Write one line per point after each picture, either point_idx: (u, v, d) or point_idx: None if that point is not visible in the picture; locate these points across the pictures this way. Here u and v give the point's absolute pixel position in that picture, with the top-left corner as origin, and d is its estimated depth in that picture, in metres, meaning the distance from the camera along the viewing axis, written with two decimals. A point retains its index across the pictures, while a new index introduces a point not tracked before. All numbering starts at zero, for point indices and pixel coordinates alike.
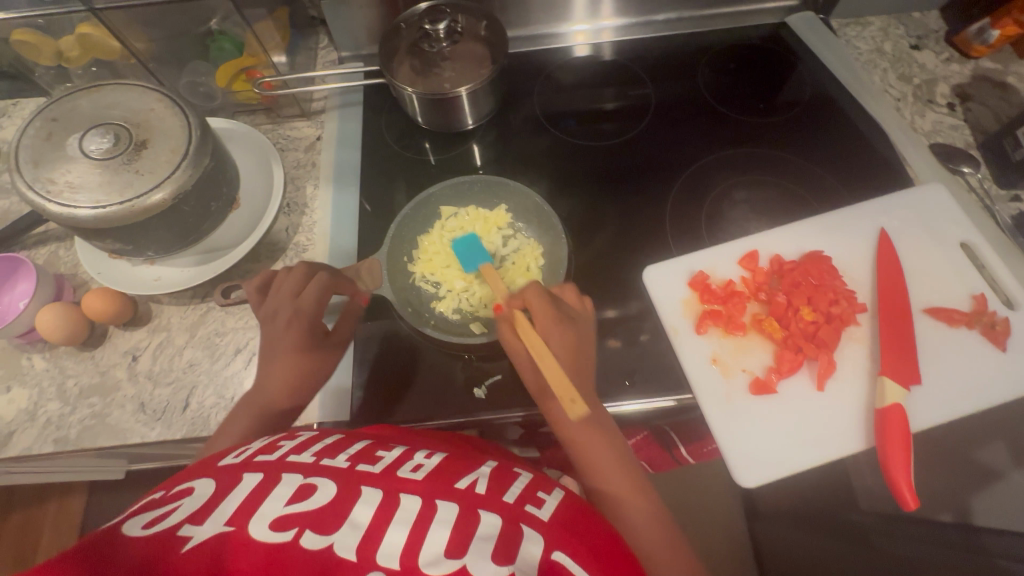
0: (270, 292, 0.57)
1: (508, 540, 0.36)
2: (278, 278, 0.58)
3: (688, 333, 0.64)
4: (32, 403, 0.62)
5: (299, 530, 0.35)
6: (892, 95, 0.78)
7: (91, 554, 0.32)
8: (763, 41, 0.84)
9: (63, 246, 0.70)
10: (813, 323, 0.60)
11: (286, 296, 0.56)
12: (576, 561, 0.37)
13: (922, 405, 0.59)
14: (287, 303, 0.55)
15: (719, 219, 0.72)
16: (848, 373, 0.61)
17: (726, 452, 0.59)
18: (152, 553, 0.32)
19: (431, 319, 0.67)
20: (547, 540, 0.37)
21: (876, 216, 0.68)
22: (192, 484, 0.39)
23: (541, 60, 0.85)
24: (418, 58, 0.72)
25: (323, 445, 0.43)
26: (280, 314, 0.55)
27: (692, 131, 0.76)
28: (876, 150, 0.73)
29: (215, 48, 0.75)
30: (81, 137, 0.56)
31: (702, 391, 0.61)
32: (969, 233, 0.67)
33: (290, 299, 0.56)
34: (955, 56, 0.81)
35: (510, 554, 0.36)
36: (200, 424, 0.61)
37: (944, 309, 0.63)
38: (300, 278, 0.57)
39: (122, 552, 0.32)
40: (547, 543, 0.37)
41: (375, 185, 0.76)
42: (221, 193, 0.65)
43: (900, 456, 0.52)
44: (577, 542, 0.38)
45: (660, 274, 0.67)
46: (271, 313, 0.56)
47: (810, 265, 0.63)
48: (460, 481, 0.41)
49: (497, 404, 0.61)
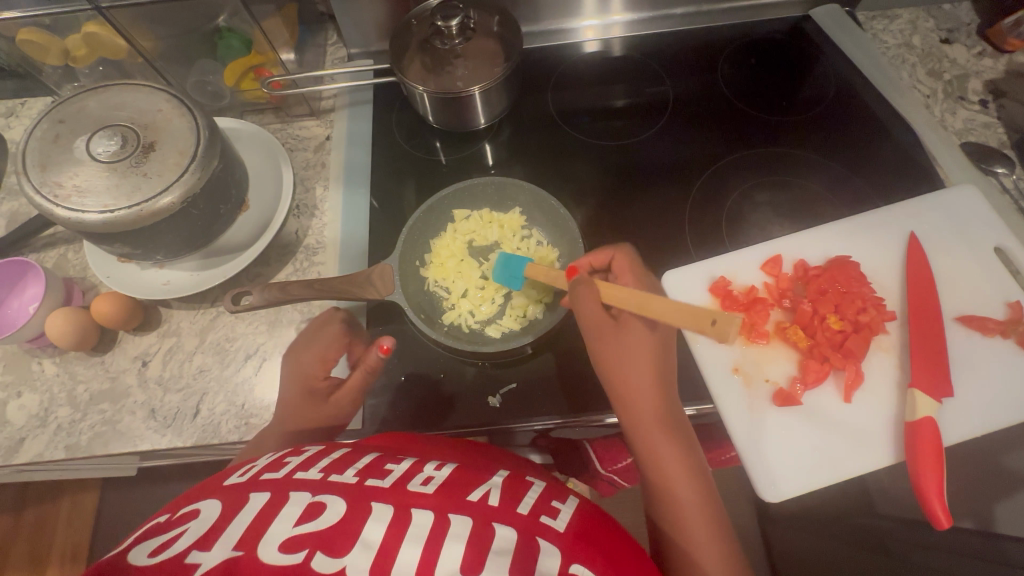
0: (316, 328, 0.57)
1: (525, 552, 0.35)
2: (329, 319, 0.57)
3: (708, 341, 0.62)
4: (42, 409, 0.61)
5: (309, 552, 0.34)
6: (921, 92, 0.75)
7: None
8: (785, 35, 0.81)
9: (72, 249, 0.70)
10: (841, 332, 0.58)
11: (307, 339, 0.56)
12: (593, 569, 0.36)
13: (952, 417, 0.57)
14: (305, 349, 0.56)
15: (740, 222, 0.69)
16: (876, 384, 0.59)
17: (746, 452, 0.57)
18: None
19: (445, 325, 0.66)
20: (564, 551, 0.36)
21: (906, 219, 0.66)
22: (199, 505, 0.38)
23: (555, 57, 0.83)
24: (429, 56, 0.70)
25: (330, 460, 0.42)
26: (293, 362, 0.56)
27: (713, 129, 0.74)
28: (904, 150, 0.71)
29: (223, 45, 0.73)
30: (87, 140, 0.54)
31: (722, 402, 0.59)
32: (1003, 237, 0.64)
33: (306, 342, 0.56)
34: (988, 50, 0.77)
35: (529, 565, 0.34)
36: (210, 432, 0.60)
37: (977, 317, 0.60)
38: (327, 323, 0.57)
39: None
40: (565, 554, 0.36)
41: (386, 186, 0.75)
42: (230, 196, 0.64)
43: (933, 473, 0.50)
44: (595, 554, 0.37)
45: (679, 279, 0.65)
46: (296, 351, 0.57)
47: (836, 271, 0.61)
48: (471, 493, 0.39)
49: (512, 412, 0.60)
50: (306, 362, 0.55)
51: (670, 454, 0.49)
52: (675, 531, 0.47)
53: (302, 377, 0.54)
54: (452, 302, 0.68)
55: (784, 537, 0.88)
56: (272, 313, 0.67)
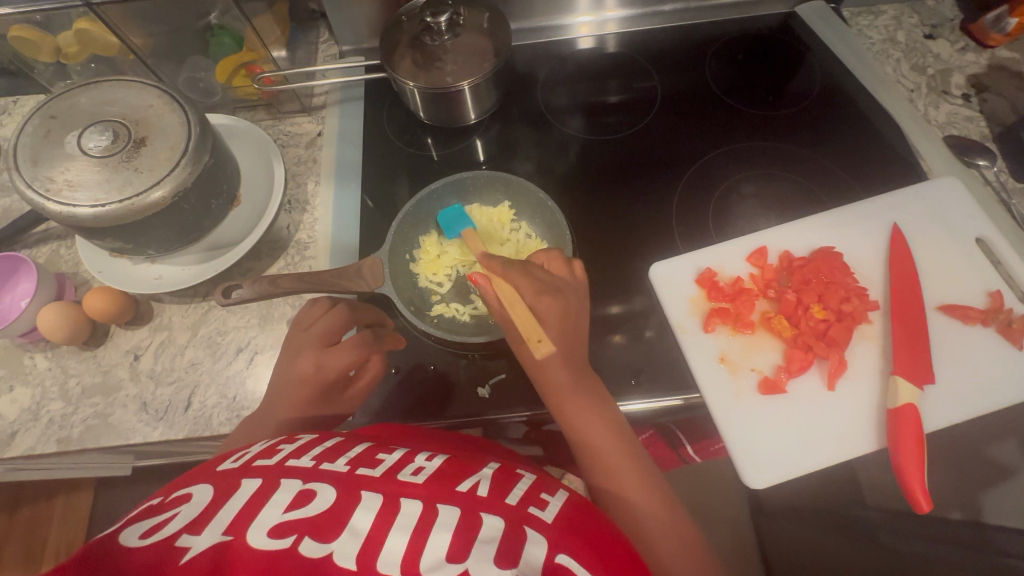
0: (310, 329, 0.57)
1: (511, 542, 0.36)
2: (320, 321, 0.57)
3: (694, 332, 0.63)
4: (34, 402, 0.61)
5: (297, 537, 0.34)
6: (905, 86, 0.76)
7: (89, 563, 0.31)
8: (772, 31, 0.82)
9: (64, 245, 0.70)
10: (824, 321, 0.59)
11: (314, 341, 0.55)
12: (579, 561, 0.36)
13: (935, 406, 0.58)
14: (314, 350, 0.55)
15: (727, 215, 0.70)
16: (860, 373, 0.60)
17: (730, 445, 0.58)
18: (148, 565, 0.31)
19: (434, 318, 0.67)
20: (551, 542, 0.36)
21: (889, 211, 0.67)
22: (190, 490, 0.38)
23: (544, 53, 0.83)
24: (419, 52, 0.71)
25: (323, 449, 0.42)
26: (301, 359, 0.55)
27: (700, 124, 0.75)
28: (887, 144, 0.72)
29: (215, 43, 0.74)
30: (79, 135, 0.55)
31: (709, 390, 0.60)
32: (984, 229, 0.65)
33: (319, 346, 0.55)
34: (971, 45, 0.78)
35: (515, 556, 0.35)
36: (202, 424, 0.60)
37: (957, 307, 0.61)
38: (333, 323, 0.57)
39: (119, 561, 0.32)
40: (551, 543, 0.36)
41: (377, 181, 0.76)
42: (222, 191, 0.64)
43: (914, 462, 0.51)
44: (582, 545, 0.37)
45: (667, 270, 0.66)
46: (291, 354, 0.56)
47: (821, 262, 0.63)
48: (461, 484, 0.40)
49: (502, 402, 0.61)
50: (324, 365, 0.54)
51: (591, 420, 0.52)
52: (609, 490, 0.50)
53: (319, 379, 0.54)
54: (443, 297, 0.69)
55: (773, 531, 0.88)
56: (264, 306, 0.67)
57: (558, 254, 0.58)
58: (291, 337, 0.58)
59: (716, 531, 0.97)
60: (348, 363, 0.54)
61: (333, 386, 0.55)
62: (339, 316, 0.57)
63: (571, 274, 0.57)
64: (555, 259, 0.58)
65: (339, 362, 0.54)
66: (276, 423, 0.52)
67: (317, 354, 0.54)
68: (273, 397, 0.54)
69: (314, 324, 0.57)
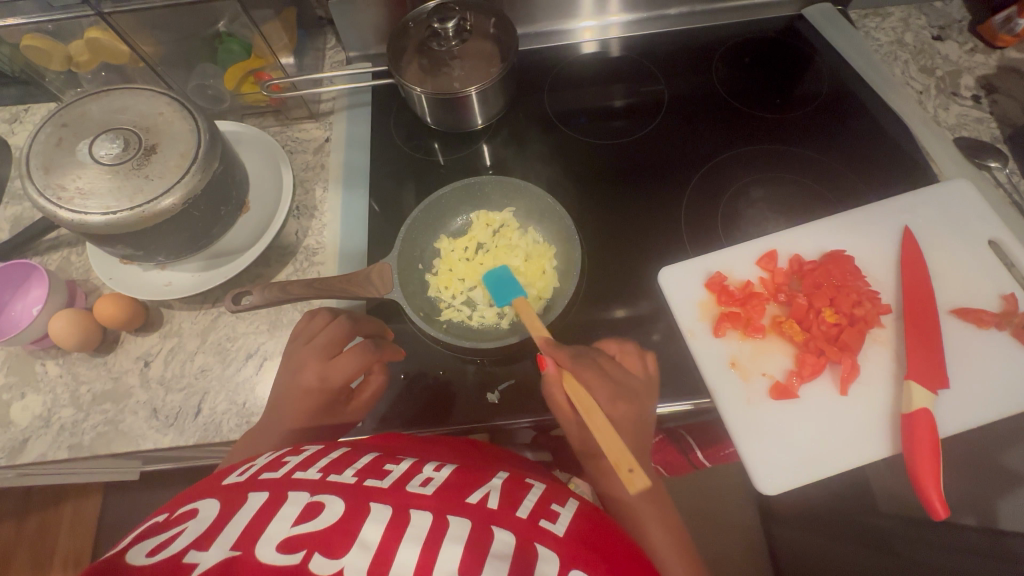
0: (310, 341, 0.56)
1: (523, 556, 0.35)
2: (320, 332, 0.57)
3: (704, 336, 0.63)
4: (46, 409, 0.62)
5: (307, 552, 0.34)
6: (914, 88, 0.76)
7: None
8: (779, 34, 0.82)
9: (75, 251, 0.71)
10: (835, 325, 0.59)
11: (315, 352, 0.55)
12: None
13: (950, 410, 0.57)
14: (316, 362, 0.54)
15: (735, 219, 0.70)
16: (873, 377, 0.59)
17: (745, 452, 0.58)
18: None
19: (443, 323, 0.66)
20: (563, 556, 0.36)
21: (900, 214, 0.66)
22: (197, 505, 0.38)
23: (551, 58, 0.83)
24: (426, 58, 0.71)
25: (330, 460, 0.42)
26: (305, 371, 0.54)
27: (708, 128, 0.75)
28: (896, 147, 0.71)
29: (224, 50, 0.74)
30: (90, 144, 0.55)
31: (722, 396, 0.60)
32: (997, 231, 0.65)
33: (321, 358, 0.55)
34: (980, 46, 0.78)
35: (527, 570, 0.35)
36: (212, 430, 0.60)
37: (971, 310, 0.61)
38: (335, 334, 0.56)
39: None
40: (564, 557, 0.36)
41: (384, 186, 0.76)
42: (231, 199, 0.65)
43: (929, 468, 0.51)
44: (595, 558, 0.37)
45: (676, 274, 0.66)
46: (293, 366, 0.55)
47: (831, 265, 0.62)
48: (471, 495, 0.40)
49: (511, 408, 0.60)
50: (328, 377, 0.54)
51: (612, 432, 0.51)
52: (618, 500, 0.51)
53: (324, 391, 0.54)
54: (450, 303, 0.68)
55: (783, 535, 0.87)
56: (273, 313, 0.67)
57: (635, 348, 0.57)
58: (292, 348, 0.57)
59: (725, 538, 0.96)
60: (353, 374, 0.54)
61: (338, 397, 0.55)
62: (340, 327, 0.57)
63: (644, 370, 0.56)
64: (629, 353, 0.56)
65: (344, 372, 0.54)
66: (283, 433, 0.52)
67: (321, 366, 0.54)
68: (278, 407, 0.54)
69: (316, 335, 0.57)
